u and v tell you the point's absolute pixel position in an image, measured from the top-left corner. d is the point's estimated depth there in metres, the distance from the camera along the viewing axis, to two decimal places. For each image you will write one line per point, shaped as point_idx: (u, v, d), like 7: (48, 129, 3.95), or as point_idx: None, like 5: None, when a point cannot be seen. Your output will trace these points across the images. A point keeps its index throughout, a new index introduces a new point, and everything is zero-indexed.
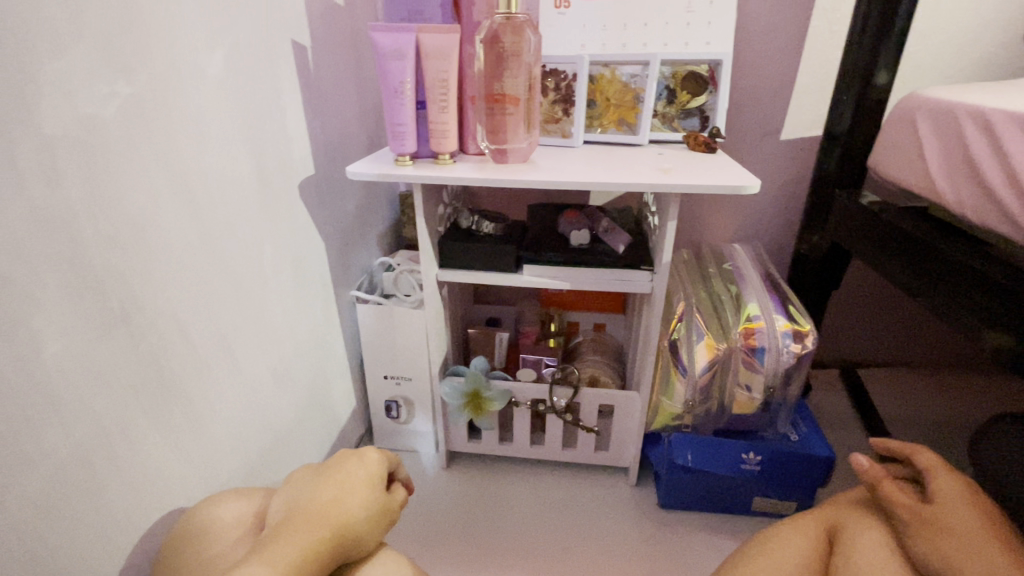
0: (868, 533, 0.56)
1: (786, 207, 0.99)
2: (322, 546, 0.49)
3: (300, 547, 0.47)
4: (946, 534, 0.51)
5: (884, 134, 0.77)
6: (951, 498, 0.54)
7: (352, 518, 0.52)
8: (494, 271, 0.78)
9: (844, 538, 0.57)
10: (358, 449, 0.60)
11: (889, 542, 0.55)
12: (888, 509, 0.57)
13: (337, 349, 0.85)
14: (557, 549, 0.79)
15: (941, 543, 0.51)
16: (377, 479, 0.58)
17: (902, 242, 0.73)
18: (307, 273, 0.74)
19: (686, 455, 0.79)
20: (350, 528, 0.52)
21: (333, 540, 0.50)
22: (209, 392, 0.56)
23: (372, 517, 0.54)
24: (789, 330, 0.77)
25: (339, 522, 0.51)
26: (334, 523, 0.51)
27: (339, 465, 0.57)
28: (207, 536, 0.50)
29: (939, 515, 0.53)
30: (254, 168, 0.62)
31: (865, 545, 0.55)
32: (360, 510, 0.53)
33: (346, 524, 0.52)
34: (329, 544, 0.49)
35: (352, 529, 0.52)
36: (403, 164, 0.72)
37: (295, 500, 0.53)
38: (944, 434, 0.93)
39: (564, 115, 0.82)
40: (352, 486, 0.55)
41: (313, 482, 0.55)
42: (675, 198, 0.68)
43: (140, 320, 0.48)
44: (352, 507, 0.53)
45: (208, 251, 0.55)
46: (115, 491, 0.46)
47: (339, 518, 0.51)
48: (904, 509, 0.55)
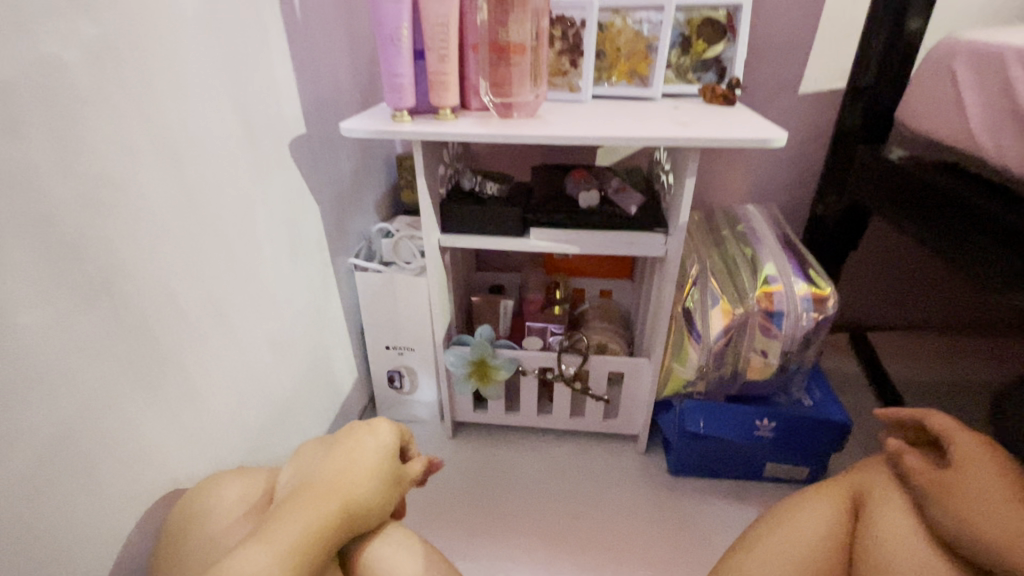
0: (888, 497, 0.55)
1: (803, 166, 0.95)
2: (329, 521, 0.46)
3: (304, 523, 0.45)
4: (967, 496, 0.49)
5: (917, 83, 0.72)
6: (971, 460, 0.51)
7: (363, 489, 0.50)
8: (500, 236, 0.74)
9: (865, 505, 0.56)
10: (370, 420, 0.57)
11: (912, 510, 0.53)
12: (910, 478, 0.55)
13: (337, 319, 0.82)
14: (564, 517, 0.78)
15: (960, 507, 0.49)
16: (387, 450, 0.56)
17: (930, 199, 0.70)
18: (302, 238, 0.70)
19: (699, 422, 0.77)
20: (360, 500, 0.49)
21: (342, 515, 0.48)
22: (205, 367, 0.53)
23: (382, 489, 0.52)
24: (808, 293, 0.74)
25: (349, 495, 0.49)
26: (344, 498, 0.48)
27: (348, 436, 0.54)
28: (204, 517, 0.48)
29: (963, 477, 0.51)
30: (241, 125, 0.57)
31: (887, 513, 0.54)
32: (371, 481, 0.51)
33: (356, 497, 0.49)
34: (339, 519, 0.47)
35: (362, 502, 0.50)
36: (401, 120, 0.66)
37: (305, 474, 0.51)
38: (954, 395, 0.92)
39: (571, 66, 0.77)
40: (364, 458, 0.52)
41: (323, 454, 0.53)
42: (693, 153, 0.63)
43: (122, 287, 0.44)
44: (363, 480, 0.50)
45: (195, 215, 0.51)
46: (106, 471, 0.43)
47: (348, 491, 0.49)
48: (924, 478, 0.53)
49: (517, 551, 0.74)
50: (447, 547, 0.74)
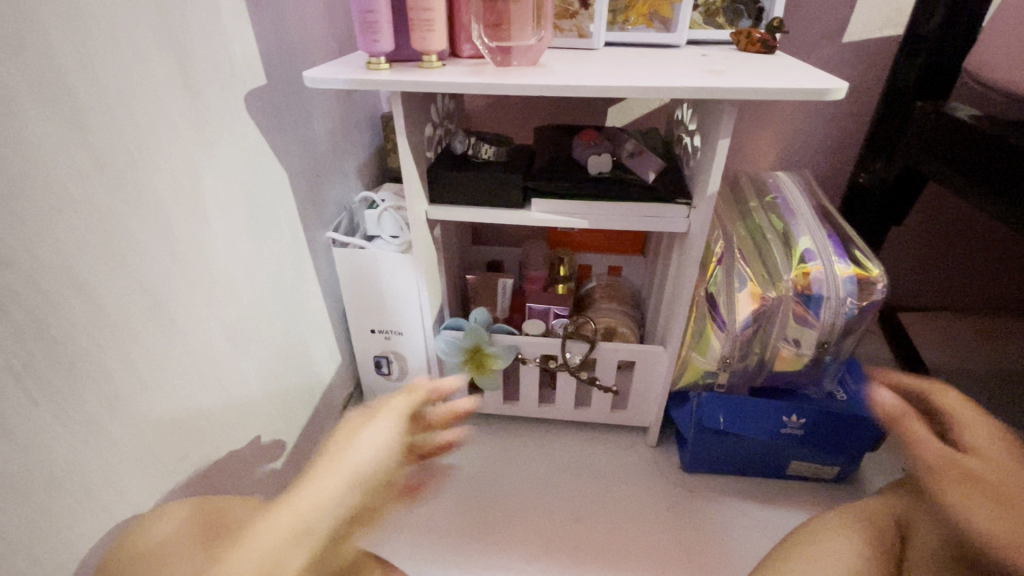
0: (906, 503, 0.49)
1: (843, 126, 0.83)
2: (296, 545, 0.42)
3: (275, 540, 0.42)
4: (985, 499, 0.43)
5: (999, 26, 0.62)
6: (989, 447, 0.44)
7: (325, 497, 0.44)
8: (496, 208, 0.64)
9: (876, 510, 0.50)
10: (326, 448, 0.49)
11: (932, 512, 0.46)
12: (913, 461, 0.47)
13: (313, 301, 0.73)
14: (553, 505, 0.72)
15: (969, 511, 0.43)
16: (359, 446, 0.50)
17: (1000, 160, 0.59)
18: (266, 211, 0.61)
19: (718, 417, 0.69)
20: (323, 508, 0.44)
21: (308, 531, 0.43)
22: (139, 367, 0.44)
23: (347, 484, 0.46)
24: (852, 275, 0.65)
25: (304, 516, 0.43)
26: (310, 506, 0.44)
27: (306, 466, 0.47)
28: (133, 543, 0.41)
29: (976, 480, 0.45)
30: (176, 72, 0.46)
31: (916, 522, 0.47)
32: (330, 493, 0.45)
33: (325, 501, 0.44)
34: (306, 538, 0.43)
35: (320, 508, 0.44)
36: (377, 68, 0.55)
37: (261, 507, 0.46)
38: (997, 385, 0.84)
39: (582, 7, 0.65)
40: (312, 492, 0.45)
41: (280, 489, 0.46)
42: (729, 109, 0.52)
43: (5, 278, 0.34)
44: (321, 492, 0.44)
45: (114, 183, 0.41)
46: (5, 508, 0.35)
47: (311, 505, 0.44)
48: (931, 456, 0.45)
49: (510, 559, 0.66)
50: (435, 553, 0.67)
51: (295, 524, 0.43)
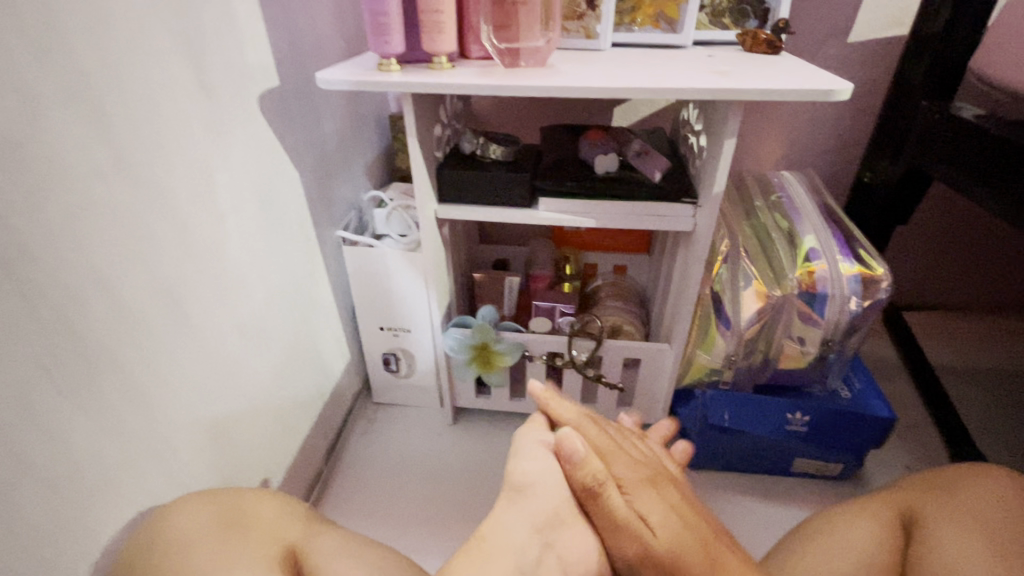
0: (898, 497, 0.51)
1: (848, 126, 0.84)
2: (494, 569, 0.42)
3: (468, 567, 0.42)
4: (962, 498, 0.47)
5: (1005, 25, 0.62)
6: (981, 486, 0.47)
7: (504, 517, 0.46)
8: (504, 207, 0.65)
9: (872, 503, 0.52)
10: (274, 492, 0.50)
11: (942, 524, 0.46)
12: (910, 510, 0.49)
13: (323, 298, 0.74)
14: (635, 436, 0.62)
15: (949, 509, 0.47)
16: (540, 454, 0.49)
17: (1005, 160, 0.59)
18: (278, 209, 0.62)
19: (723, 414, 0.70)
20: (542, 522, 0.46)
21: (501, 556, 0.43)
22: (156, 362, 0.45)
23: (551, 508, 0.46)
24: (856, 274, 0.65)
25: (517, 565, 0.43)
26: (515, 516, 0.46)
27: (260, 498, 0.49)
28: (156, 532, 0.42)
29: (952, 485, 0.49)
30: (192, 73, 0.47)
31: (922, 523, 0.47)
32: (529, 512, 0.46)
33: (518, 539, 0.44)
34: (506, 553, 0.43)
35: (535, 518, 0.45)
36: (388, 69, 0.56)
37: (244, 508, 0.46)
38: (1002, 384, 0.85)
39: (589, 8, 0.66)
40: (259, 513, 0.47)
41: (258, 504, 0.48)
42: (735, 110, 0.53)
43: (31, 274, 0.35)
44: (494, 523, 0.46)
45: (132, 181, 0.42)
46: (32, 497, 0.36)
47: (500, 529, 0.45)
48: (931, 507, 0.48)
49: None
50: (445, 547, 0.68)
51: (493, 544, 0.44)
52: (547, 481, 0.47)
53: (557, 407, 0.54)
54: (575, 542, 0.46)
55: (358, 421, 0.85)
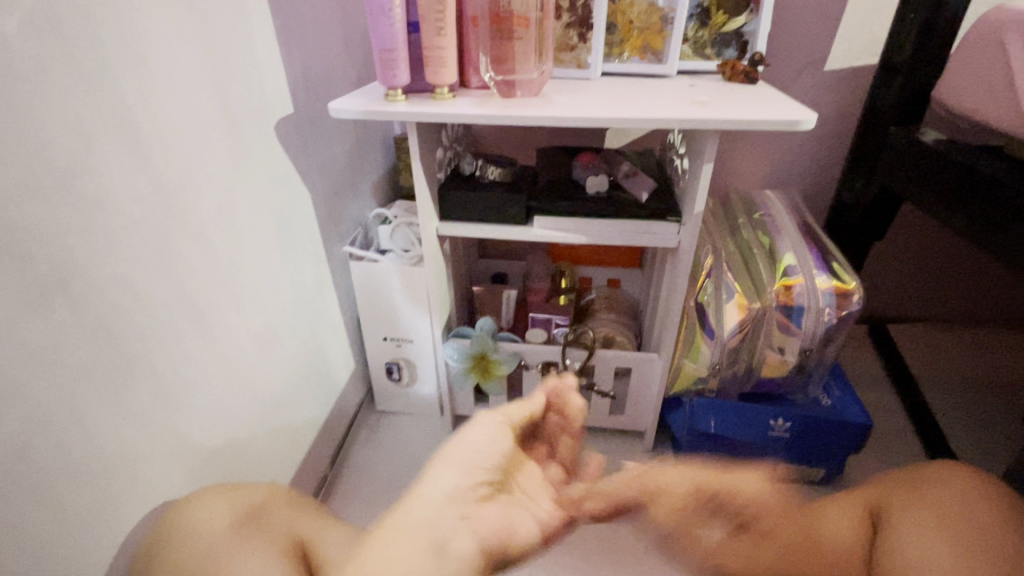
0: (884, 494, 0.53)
1: (827, 148, 0.89)
2: (415, 551, 0.40)
3: (390, 537, 0.41)
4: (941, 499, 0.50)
5: (961, 58, 0.67)
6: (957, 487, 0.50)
7: (417, 498, 0.43)
8: (501, 224, 0.69)
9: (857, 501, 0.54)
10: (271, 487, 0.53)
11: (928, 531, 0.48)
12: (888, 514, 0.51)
13: (330, 310, 0.78)
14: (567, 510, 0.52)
15: (922, 501, 0.50)
16: (488, 444, 0.48)
17: (967, 184, 0.64)
18: (291, 226, 0.66)
19: (709, 421, 0.73)
20: (464, 508, 0.44)
21: (426, 534, 0.41)
22: (181, 367, 0.50)
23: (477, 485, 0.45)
24: (831, 288, 0.70)
25: (433, 530, 0.42)
26: (428, 502, 0.43)
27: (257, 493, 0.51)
28: (172, 526, 0.45)
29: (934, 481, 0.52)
30: (217, 104, 0.52)
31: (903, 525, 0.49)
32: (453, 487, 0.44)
33: (438, 499, 0.43)
34: (427, 528, 0.42)
35: (459, 495, 0.44)
36: (394, 100, 0.61)
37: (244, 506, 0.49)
38: (981, 393, 0.89)
39: (580, 41, 0.71)
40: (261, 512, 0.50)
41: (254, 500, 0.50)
42: (711, 136, 0.58)
43: (78, 286, 0.40)
44: (411, 496, 0.44)
45: (165, 203, 0.47)
46: (70, 489, 0.40)
47: (416, 498, 0.44)
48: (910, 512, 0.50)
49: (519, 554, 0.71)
50: None
51: (419, 518, 0.42)
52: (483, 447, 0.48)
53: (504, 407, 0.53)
54: (487, 507, 0.46)
55: (363, 429, 0.89)
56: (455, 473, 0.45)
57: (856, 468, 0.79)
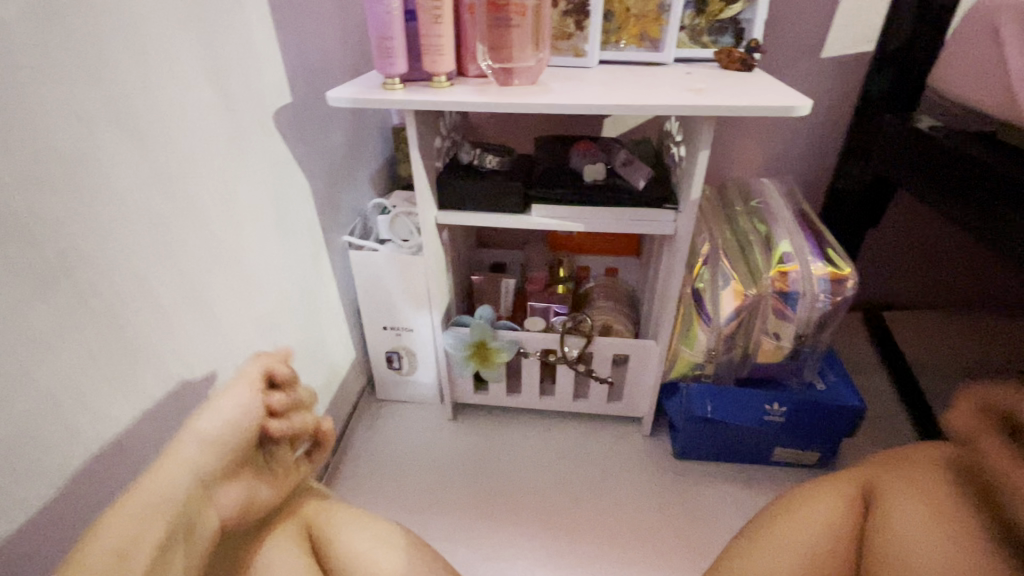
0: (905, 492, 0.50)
1: (823, 136, 0.89)
2: (150, 531, 0.35)
3: (125, 519, 0.35)
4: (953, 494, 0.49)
5: (955, 44, 0.68)
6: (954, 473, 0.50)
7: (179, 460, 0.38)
8: (499, 212, 0.70)
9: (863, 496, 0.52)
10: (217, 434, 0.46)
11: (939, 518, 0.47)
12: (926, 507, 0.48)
13: (330, 299, 0.79)
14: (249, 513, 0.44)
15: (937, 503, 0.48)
16: (232, 412, 0.42)
17: (962, 170, 0.65)
18: (290, 215, 0.67)
19: (705, 406, 0.74)
20: (202, 486, 0.39)
21: (171, 512, 0.37)
22: (184, 354, 0.50)
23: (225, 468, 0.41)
24: (826, 274, 0.70)
25: (181, 515, 0.37)
26: (184, 468, 0.38)
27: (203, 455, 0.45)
28: None
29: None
30: (216, 93, 0.53)
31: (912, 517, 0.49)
32: (200, 467, 0.39)
33: (195, 461, 0.39)
34: (171, 516, 0.36)
35: (203, 479, 0.39)
36: (391, 88, 0.61)
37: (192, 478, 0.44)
38: (973, 377, 0.90)
39: (577, 29, 0.71)
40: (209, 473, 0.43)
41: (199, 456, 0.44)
42: (707, 123, 0.58)
43: (84, 274, 0.41)
44: (175, 451, 0.39)
45: (166, 191, 0.47)
46: (78, 469, 0.41)
47: (174, 462, 0.38)
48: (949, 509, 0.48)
49: (519, 537, 0.72)
50: (447, 531, 0.73)
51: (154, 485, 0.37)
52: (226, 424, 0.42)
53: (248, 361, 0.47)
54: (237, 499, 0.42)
55: (363, 417, 0.90)
56: (212, 448, 0.41)
57: (850, 453, 0.80)
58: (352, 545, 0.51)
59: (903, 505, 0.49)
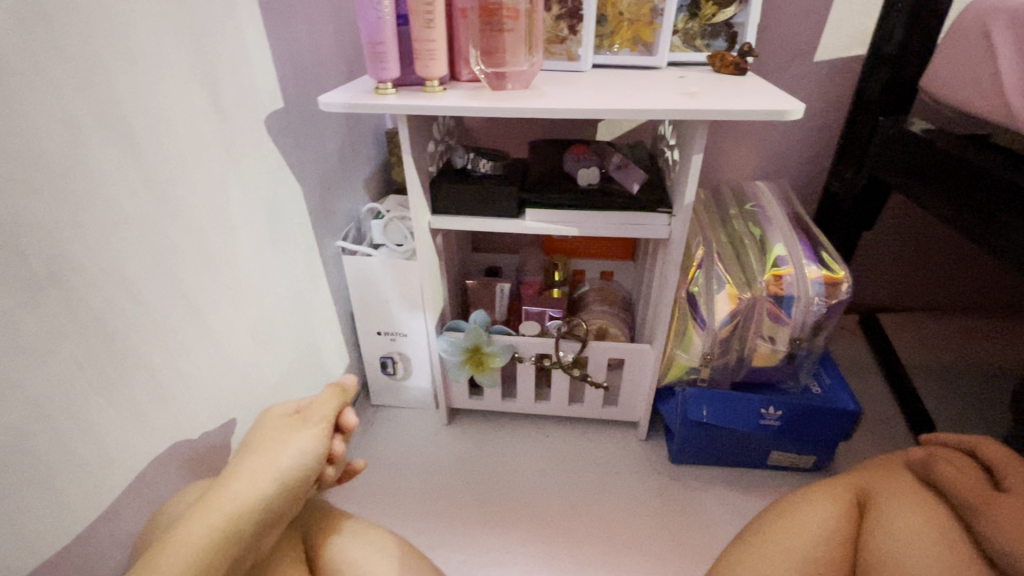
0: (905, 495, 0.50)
1: (817, 139, 0.89)
2: (220, 551, 0.41)
3: (204, 537, 0.41)
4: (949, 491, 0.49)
5: (947, 48, 0.68)
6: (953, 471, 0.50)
7: (256, 493, 0.44)
8: (493, 217, 0.70)
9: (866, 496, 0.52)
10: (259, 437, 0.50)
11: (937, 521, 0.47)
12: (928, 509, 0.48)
13: (324, 305, 0.78)
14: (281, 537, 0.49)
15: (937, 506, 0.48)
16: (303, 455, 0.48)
17: (955, 173, 0.65)
18: (283, 220, 0.66)
19: (701, 411, 0.73)
20: (266, 516, 0.45)
21: (239, 537, 0.43)
22: (175, 361, 0.50)
23: (286, 504, 0.47)
24: (820, 277, 0.70)
25: (235, 541, 0.42)
26: (259, 500, 0.44)
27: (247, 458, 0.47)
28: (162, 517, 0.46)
29: (1009, 483, 0.47)
30: (208, 98, 0.52)
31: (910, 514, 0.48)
32: (270, 502, 0.45)
33: (267, 496, 0.45)
34: (240, 540, 0.43)
35: (268, 513, 0.45)
36: (384, 93, 0.61)
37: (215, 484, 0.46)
38: (969, 379, 0.90)
39: (570, 33, 0.71)
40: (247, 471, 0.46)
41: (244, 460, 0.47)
42: (701, 127, 0.58)
43: (73, 281, 0.40)
44: (255, 482, 0.45)
45: (157, 197, 0.47)
46: (65, 480, 0.41)
47: (252, 492, 0.44)
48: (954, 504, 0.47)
49: (516, 544, 0.72)
50: (443, 539, 0.72)
51: (234, 509, 0.43)
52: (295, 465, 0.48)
53: (322, 407, 0.54)
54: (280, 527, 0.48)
55: (358, 423, 0.89)
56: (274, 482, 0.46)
57: (847, 456, 0.80)
58: (345, 554, 0.50)
59: (895, 509, 0.49)
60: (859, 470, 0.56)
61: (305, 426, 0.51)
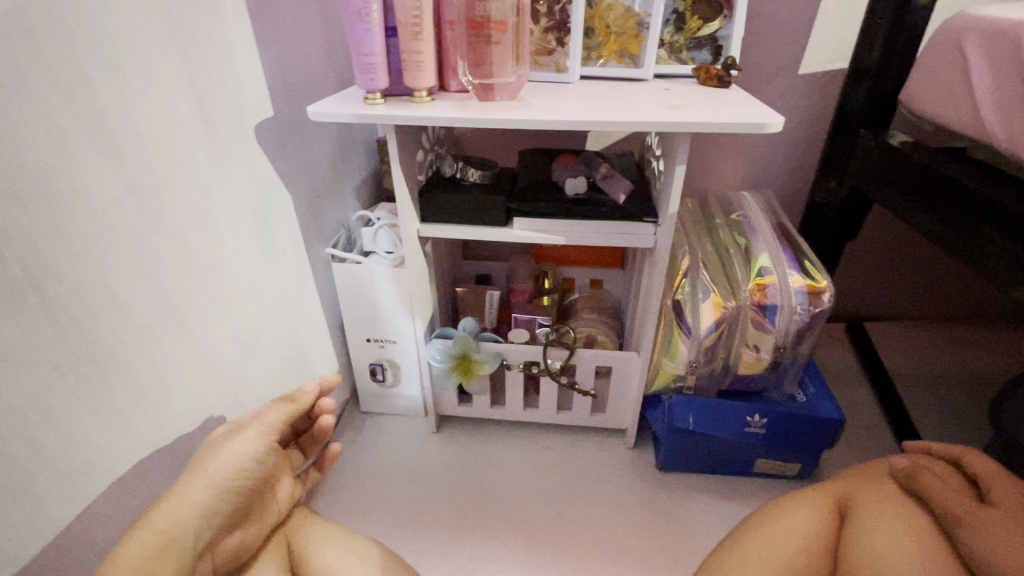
0: (883, 504, 0.51)
1: (803, 149, 0.90)
2: (162, 561, 0.41)
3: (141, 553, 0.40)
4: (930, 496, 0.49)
5: (924, 63, 0.70)
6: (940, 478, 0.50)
7: (193, 503, 0.43)
8: (480, 226, 0.70)
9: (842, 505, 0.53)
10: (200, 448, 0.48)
11: (915, 527, 0.48)
12: (912, 520, 0.49)
13: (313, 312, 0.79)
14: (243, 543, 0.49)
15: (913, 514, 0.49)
16: (245, 457, 0.47)
17: (934, 186, 0.66)
18: (271, 228, 0.67)
19: (688, 419, 0.74)
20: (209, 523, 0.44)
21: (182, 545, 0.42)
22: (158, 369, 0.50)
23: (228, 508, 0.46)
24: (803, 286, 0.72)
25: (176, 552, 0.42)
26: (195, 510, 0.43)
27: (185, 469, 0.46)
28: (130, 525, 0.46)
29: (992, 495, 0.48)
30: (196, 108, 0.53)
31: (884, 519, 0.49)
32: (210, 510, 0.44)
33: (204, 504, 0.44)
34: (184, 548, 0.42)
35: (209, 517, 0.44)
36: (373, 103, 0.62)
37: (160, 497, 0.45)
38: (955, 387, 0.91)
39: (558, 45, 0.72)
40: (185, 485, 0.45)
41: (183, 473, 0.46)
42: (683, 140, 0.59)
43: (56, 290, 0.40)
44: (191, 492, 0.44)
45: (142, 205, 0.47)
46: (43, 488, 0.41)
47: (186, 502, 0.43)
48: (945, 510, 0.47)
49: (500, 551, 0.72)
50: (428, 547, 0.72)
51: (172, 521, 0.42)
52: (235, 471, 0.46)
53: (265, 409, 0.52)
54: (235, 529, 0.48)
55: (347, 430, 0.89)
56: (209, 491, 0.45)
57: (832, 464, 0.81)
58: (328, 563, 0.51)
59: (879, 519, 0.49)
60: (842, 478, 0.56)
61: (242, 430, 0.49)
